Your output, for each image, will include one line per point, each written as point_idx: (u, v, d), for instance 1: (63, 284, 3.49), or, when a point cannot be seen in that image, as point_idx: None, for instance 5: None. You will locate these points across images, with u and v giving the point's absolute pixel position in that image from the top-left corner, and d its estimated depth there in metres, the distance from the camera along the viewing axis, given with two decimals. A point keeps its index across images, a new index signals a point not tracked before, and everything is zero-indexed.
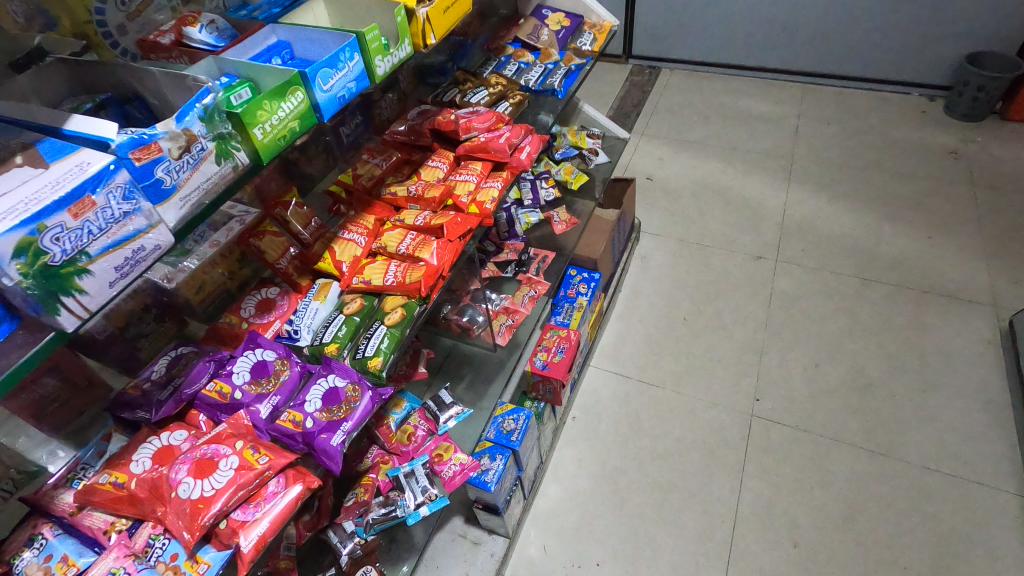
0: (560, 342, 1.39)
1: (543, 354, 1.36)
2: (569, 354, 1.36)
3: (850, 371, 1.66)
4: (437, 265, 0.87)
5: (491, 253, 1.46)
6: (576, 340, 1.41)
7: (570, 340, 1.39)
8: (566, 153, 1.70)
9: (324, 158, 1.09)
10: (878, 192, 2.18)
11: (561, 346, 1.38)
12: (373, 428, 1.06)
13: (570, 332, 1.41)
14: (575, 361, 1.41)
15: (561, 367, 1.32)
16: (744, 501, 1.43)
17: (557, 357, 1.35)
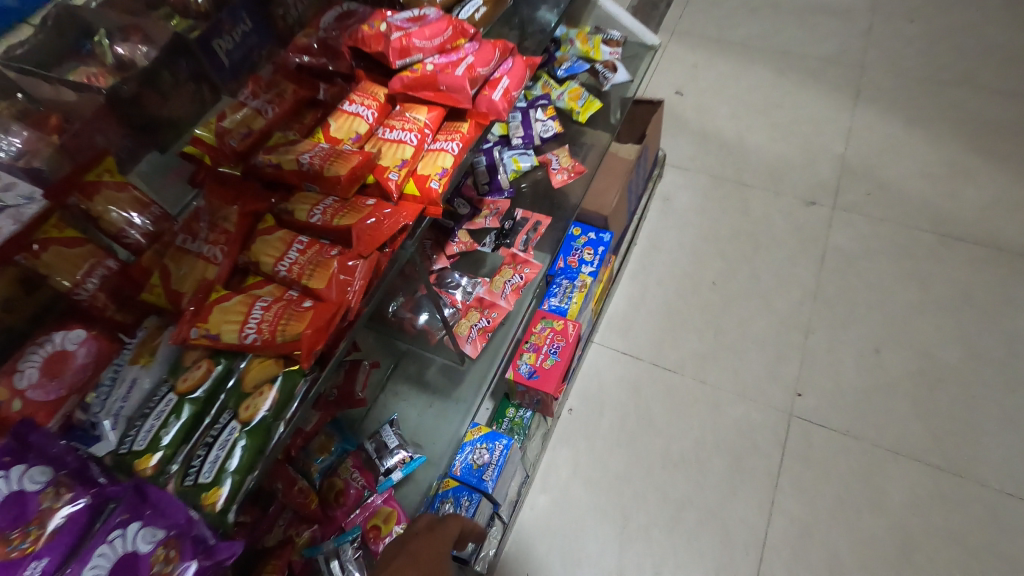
0: (553, 338, 1.08)
1: (530, 355, 1.06)
2: (565, 356, 1.05)
3: (918, 359, 1.33)
4: (337, 305, 0.52)
5: (466, 218, 1.07)
6: (575, 334, 1.09)
7: (567, 336, 1.07)
8: (573, 67, 1.24)
9: (187, 94, 0.58)
10: (970, 116, 1.71)
11: (555, 345, 1.07)
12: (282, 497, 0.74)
13: (568, 323, 1.09)
14: (573, 360, 1.10)
15: (554, 374, 1.03)
16: (774, 529, 1.16)
17: (548, 362, 1.05)
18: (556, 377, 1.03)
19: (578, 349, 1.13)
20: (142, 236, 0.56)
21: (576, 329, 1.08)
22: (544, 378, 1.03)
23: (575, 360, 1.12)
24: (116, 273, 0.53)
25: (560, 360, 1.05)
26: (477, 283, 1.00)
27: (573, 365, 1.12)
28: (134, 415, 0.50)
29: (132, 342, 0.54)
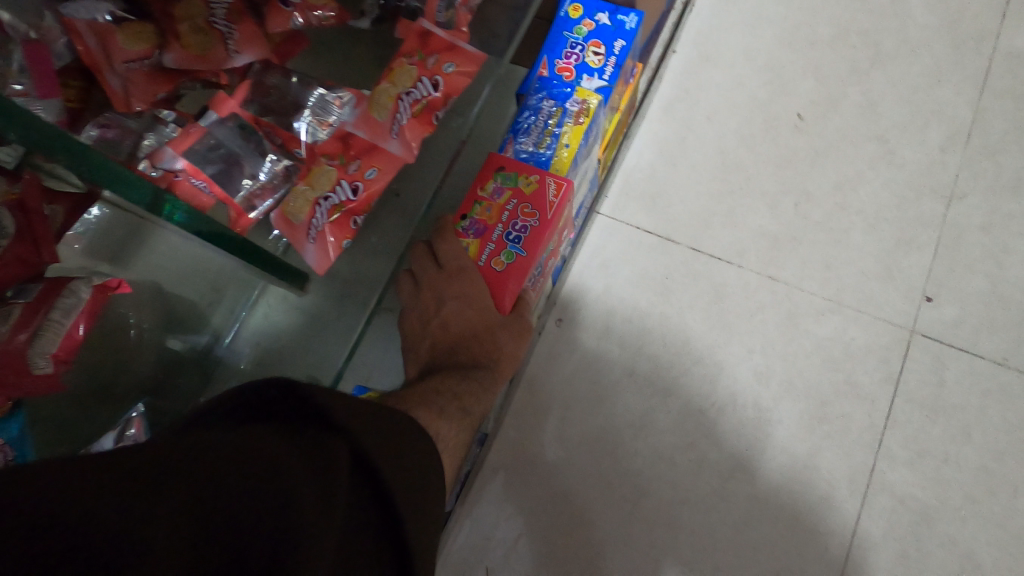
0: (517, 212, 0.54)
1: (469, 244, 0.54)
2: (533, 248, 0.53)
3: None
4: None
5: None
6: (562, 197, 0.54)
7: (543, 209, 0.53)
8: None
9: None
10: None
11: (518, 226, 0.53)
12: None
13: (547, 179, 0.54)
14: (548, 248, 0.59)
15: (510, 282, 0.53)
16: (869, 514, 0.74)
17: (501, 258, 0.53)
18: (515, 286, 0.53)
19: (562, 226, 0.60)
20: None
21: (561, 192, 0.54)
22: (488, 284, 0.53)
23: (556, 243, 0.62)
24: None
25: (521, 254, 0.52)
26: (341, 105, 0.45)
27: (551, 253, 0.61)
28: None
29: None
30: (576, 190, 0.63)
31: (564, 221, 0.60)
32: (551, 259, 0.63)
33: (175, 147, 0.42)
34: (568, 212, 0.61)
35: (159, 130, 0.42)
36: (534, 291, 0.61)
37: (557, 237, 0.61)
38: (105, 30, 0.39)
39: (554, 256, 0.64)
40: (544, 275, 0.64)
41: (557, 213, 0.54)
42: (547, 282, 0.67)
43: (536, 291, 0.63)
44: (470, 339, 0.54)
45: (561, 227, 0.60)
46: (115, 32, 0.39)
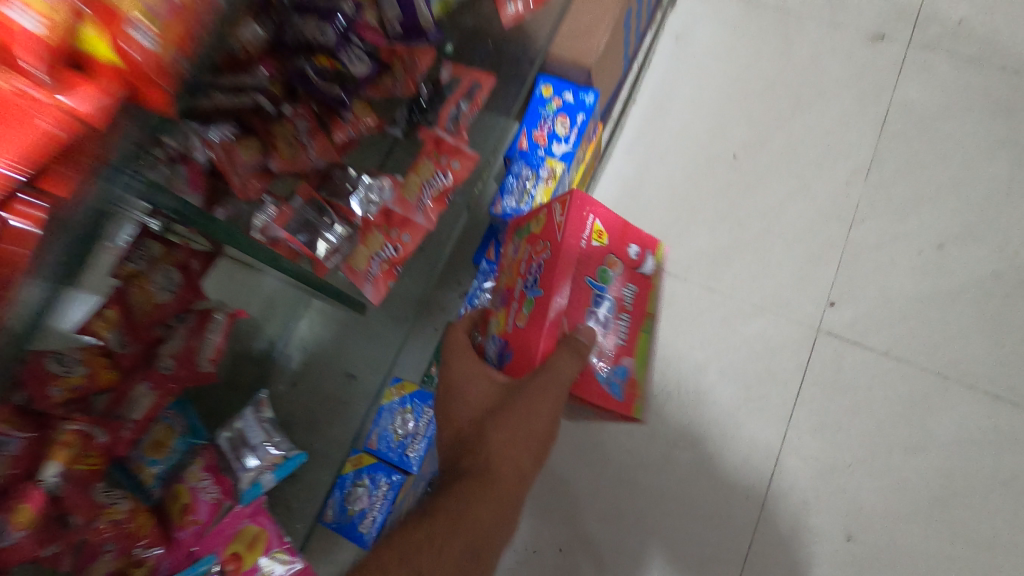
0: (535, 256, 0.68)
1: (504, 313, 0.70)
2: (563, 262, 0.62)
3: (992, 258, 1.02)
4: None
5: (363, 82, 0.64)
6: (569, 221, 0.64)
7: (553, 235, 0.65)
8: None
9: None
10: None
11: (535, 267, 0.66)
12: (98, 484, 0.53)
13: (553, 208, 0.67)
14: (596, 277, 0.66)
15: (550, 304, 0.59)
16: (782, 473, 0.96)
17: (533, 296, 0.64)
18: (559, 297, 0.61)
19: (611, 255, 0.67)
20: None
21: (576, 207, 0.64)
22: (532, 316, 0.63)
23: (615, 272, 0.67)
24: None
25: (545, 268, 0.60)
26: (384, 188, 0.68)
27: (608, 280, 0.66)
28: None
29: None
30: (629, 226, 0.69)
31: (613, 245, 0.67)
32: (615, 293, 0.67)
33: (276, 222, 0.59)
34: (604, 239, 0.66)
35: (263, 210, 0.59)
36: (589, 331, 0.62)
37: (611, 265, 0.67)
38: (229, 146, 0.55)
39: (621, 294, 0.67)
40: (619, 313, 0.66)
41: (565, 231, 0.63)
42: (633, 328, 0.68)
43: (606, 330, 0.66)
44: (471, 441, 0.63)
45: (606, 250, 0.66)
46: (235, 147, 0.56)
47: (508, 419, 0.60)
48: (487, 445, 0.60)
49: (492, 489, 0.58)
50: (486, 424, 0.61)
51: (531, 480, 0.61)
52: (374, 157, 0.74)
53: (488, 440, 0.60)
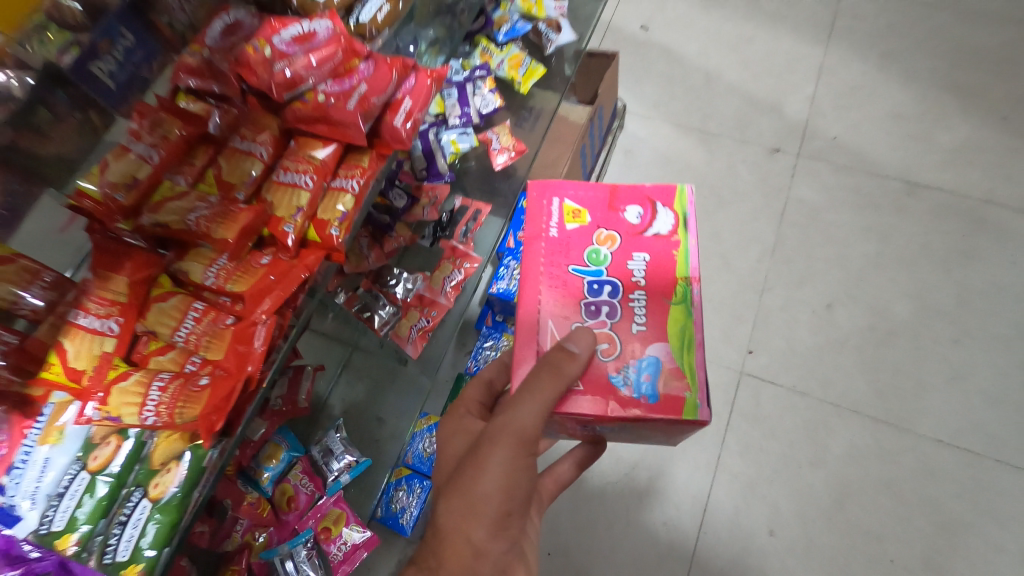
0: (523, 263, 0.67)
1: None
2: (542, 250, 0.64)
3: (869, 314, 1.35)
4: (236, 377, 0.52)
5: (403, 210, 0.99)
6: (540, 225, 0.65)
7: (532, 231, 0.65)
8: (514, 30, 1.11)
9: (71, 126, 0.57)
10: (950, 46, 1.62)
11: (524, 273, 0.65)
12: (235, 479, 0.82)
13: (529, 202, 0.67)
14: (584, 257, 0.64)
15: (537, 295, 0.61)
16: (718, 486, 1.23)
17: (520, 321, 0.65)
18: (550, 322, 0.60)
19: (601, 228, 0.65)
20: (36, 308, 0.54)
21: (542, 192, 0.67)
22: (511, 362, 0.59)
23: (610, 250, 0.64)
24: (13, 349, 0.51)
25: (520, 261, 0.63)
26: (417, 279, 0.97)
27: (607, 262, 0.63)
28: (52, 493, 0.52)
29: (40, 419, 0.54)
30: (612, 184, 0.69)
31: (599, 220, 0.66)
32: (621, 273, 0.63)
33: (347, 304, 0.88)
34: (583, 250, 0.64)
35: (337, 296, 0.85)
36: (578, 334, 0.57)
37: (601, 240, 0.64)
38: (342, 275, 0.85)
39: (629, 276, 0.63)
40: (626, 290, 0.62)
41: (539, 224, 0.65)
42: (656, 300, 0.61)
43: (620, 314, 0.60)
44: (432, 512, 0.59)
45: (591, 226, 0.65)
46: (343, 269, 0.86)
47: (460, 481, 0.57)
48: (438, 516, 0.57)
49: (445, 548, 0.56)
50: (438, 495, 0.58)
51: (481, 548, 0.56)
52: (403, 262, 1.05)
53: (438, 511, 0.57)
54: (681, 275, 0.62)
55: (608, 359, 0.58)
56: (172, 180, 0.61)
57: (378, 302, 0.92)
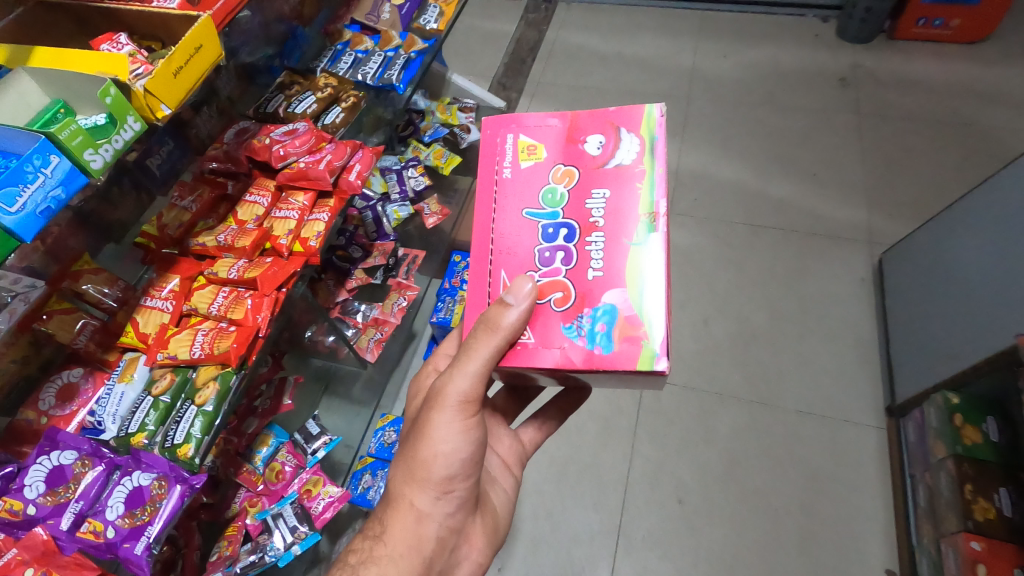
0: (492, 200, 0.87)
1: None
2: (509, 192, 0.84)
3: (735, 324, 1.72)
4: (251, 327, 0.82)
5: (359, 259, 1.32)
6: (505, 169, 0.85)
7: (496, 172, 0.85)
8: (436, 133, 1.54)
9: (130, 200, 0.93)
10: (769, 130, 2.19)
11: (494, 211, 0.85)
12: (233, 474, 1.07)
13: (495, 143, 0.87)
14: (546, 197, 0.83)
15: (499, 251, 0.81)
16: (634, 469, 1.49)
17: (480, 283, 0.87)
18: (503, 272, 0.80)
19: (562, 165, 0.83)
20: (113, 304, 0.85)
21: (512, 137, 0.86)
22: (471, 308, 0.81)
23: (567, 188, 0.82)
24: (99, 328, 0.84)
25: (486, 206, 0.83)
26: (372, 308, 1.31)
27: (569, 203, 0.81)
28: (125, 413, 0.79)
29: (116, 369, 0.83)
30: (578, 121, 0.85)
31: (554, 156, 0.84)
32: (582, 215, 0.80)
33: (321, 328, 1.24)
34: (541, 185, 0.83)
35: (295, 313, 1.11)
36: (518, 287, 0.75)
37: (562, 179, 0.82)
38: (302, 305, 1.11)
39: (589, 216, 0.80)
40: (584, 232, 0.79)
41: (504, 167, 0.85)
42: (610, 238, 0.78)
43: (576, 256, 0.78)
44: (400, 462, 0.84)
45: (548, 165, 0.84)
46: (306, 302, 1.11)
47: (411, 446, 0.81)
48: (398, 473, 0.83)
49: (403, 496, 0.82)
50: (400, 457, 0.83)
51: (425, 496, 0.80)
52: (361, 297, 1.38)
53: (397, 470, 0.83)
54: (645, 212, 0.78)
55: (560, 309, 0.76)
56: (204, 221, 0.96)
57: (349, 318, 1.29)
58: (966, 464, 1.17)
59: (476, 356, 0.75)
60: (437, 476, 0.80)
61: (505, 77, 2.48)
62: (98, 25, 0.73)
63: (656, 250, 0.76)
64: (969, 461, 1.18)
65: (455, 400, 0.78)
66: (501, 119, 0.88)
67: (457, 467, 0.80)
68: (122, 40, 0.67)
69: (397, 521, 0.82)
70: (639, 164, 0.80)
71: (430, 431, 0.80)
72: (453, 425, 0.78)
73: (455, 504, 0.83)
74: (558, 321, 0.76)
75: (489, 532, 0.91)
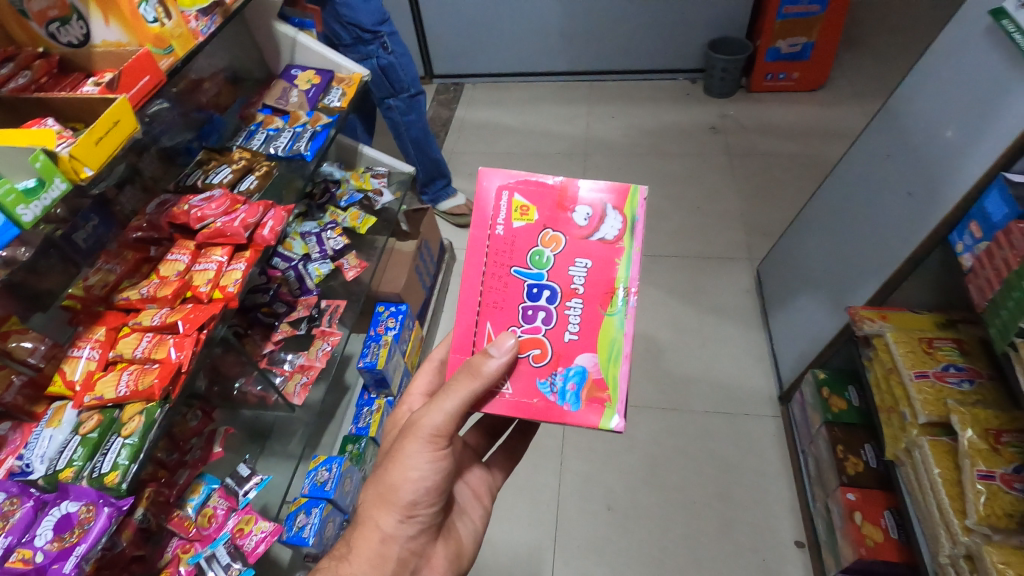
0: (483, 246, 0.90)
1: None
2: (499, 250, 0.87)
3: (643, 341, 1.89)
4: (173, 363, 0.91)
5: (283, 313, 1.43)
6: (500, 227, 0.87)
7: (491, 228, 0.87)
8: (351, 199, 1.71)
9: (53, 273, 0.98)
10: (656, 174, 2.50)
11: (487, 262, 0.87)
12: (164, 523, 1.09)
13: (495, 199, 0.88)
14: (533, 258, 0.86)
15: (486, 301, 0.86)
16: (564, 484, 1.59)
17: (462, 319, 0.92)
18: (489, 323, 0.86)
19: (550, 230, 0.87)
20: (40, 361, 0.90)
21: (507, 195, 0.88)
22: (456, 352, 0.86)
23: (554, 252, 0.86)
24: (28, 382, 0.89)
25: (478, 262, 0.86)
26: (297, 356, 1.43)
27: (554, 267, 0.86)
28: (54, 455, 0.85)
29: (44, 418, 0.89)
30: (571, 188, 0.88)
31: (545, 220, 0.87)
32: (564, 280, 0.85)
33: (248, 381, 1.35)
34: (533, 249, 0.86)
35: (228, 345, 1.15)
36: (501, 341, 0.82)
37: (549, 243, 0.86)
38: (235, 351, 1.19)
39: (571, 280, 0.86)
40: (564, 296, 0.85)
41: (500, 225, 0.87)
42: (587, 305, 0.85)
43: (556, 318, 0.85)
44: (371, 481, 0.90)
45: (539, 227, 0.87)
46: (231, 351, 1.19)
47: (384, 469, 0.86)
48: (368, 493, 0.88)
49: (370, 514, 0.87)
50: (372, 478, 0.89)
51: (389, 516, 0.85)
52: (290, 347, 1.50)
53: (367, 491, 0.88)
54: (619, 285, 0.84)
55: (540, 363, 0.84)
56: (129, 280, 1.06)
57: (277, 367, 1.41)
58: (836, 428, 1.34)
59: (450, 395, 0.80)
60: (403, 501, 0.85)
61: None
62: (25, 113, 0.87)
63: (624, 323, 0.83)
64: (839, 425, 1.34)
65: (427, 433, 0.83)
66: (498, 174, 0.89)
67: (422, 494, 0.85)
68: (50, 122, 0.81)
69: (362, 538, 0.87)
70: (622, 240, 0.85)
71: (402, 457, 0.85)
72: (423, 457, 0.83)
73: (418, 527, 0.88)
74: (534, 374, 0.84)
75: (451, 558, 0.95)
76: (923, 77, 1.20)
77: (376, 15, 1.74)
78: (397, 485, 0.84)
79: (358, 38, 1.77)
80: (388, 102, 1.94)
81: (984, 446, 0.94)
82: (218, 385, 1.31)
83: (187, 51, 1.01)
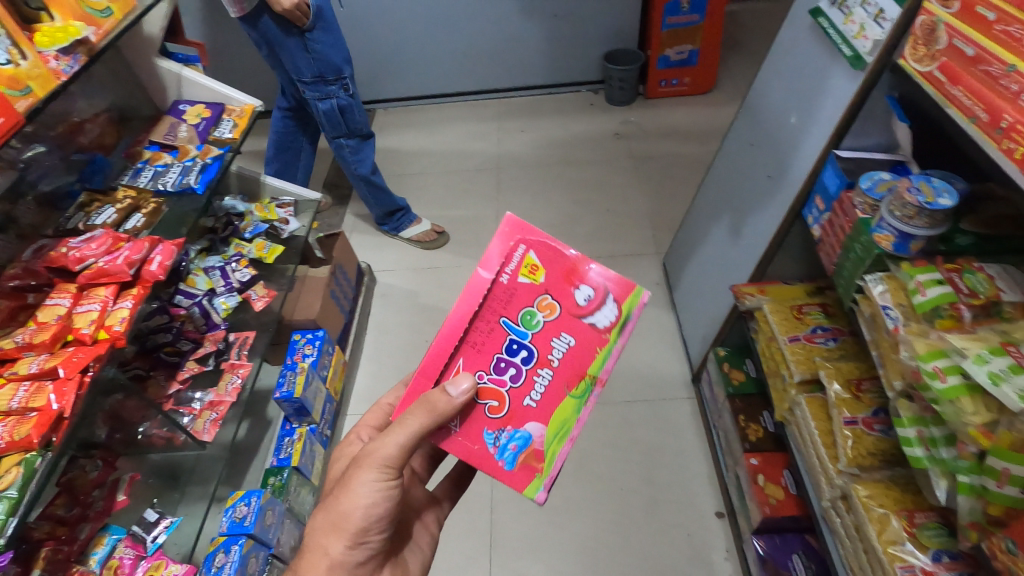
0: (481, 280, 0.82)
1: None
2: (493, 298, 0.79)
3: None
4: (53, 410, 0.88)
5: (189, 351, 1.39)
6: (504, 277, 0.79)
7: (497, 275, 0.78)
8: (256, 229, 1.69)
9: None
10: (566, 182, 2.60)
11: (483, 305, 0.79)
12: None
13: (511, 247, 0.79)
14: (524, 316, 0.80)
15: (466, 340, 0.80)
16: (496, 489, 1.61)
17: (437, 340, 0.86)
18: (461, 361, 0.80)
19: (549, 297, 0.79)
20: None
21: (520, 248, 0.79)
22: (419, 379, 0.81)
23: (546, 317, 0.79)
24: None
25: (470, 301, 0.78)
26: (206, 393, 1.40)
27: (540, 333, 0.80)
28: None
29: None
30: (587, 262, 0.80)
31: (550, 284, 0.79)
32: (544, 348, 0.80)
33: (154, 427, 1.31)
34: (526, 311, 0.79)
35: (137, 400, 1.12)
36: (461, 380, 0.77)
37: (544, 309, 0.79)
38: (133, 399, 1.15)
39: (549, 349, 0.81)
40: (537, 364, 0.80)
41: (505, 275, 0.79)
42: (555, 379, 0.80)
43: (523, 380, 0.80)
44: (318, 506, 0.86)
45: (541, 289, 0.79)
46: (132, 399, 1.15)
47: (334, 496, 0.82)
48: (315, 520, 0.84)
49: (315, 541, 0.83)
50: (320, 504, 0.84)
51: (337, 543, 0.81)
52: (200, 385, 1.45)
53: (315, 518, 0.84)
54: (592, 373, 0.80)
55: (495, 416, 0.80)
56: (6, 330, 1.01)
57: (184, 407, 1.37)
58: (737, 400, 1.44)
59: (403, 429, 0.77)
60: (353, 529, 0.81)
61: (334, 176, 2.71)
62: None
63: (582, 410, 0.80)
64: (739, 397, 1.44)
65: (379, 464, 0.79)
66: (518, 220, 0.79)
67: (374, 520, 0.82)
68: None
69: (309, 566, 0.82)
70: (612, 333, 0.80)
71: (353, 485, 0.81)
72: (375, 486, 0.80)
73: (367, 554, 0.85)
74: (485, 423, 0.81)
75: None
76: (771, 71, 1.34)
77: (342, 56, 1.77)
78: (347, 512, 0.81)
79: (320, 78, 1.76)
80: (342, 141, 1.98)
81: (847, 395, 1.04)
82: (121, 432, 1.25)
83: (47, 92, 0.99)
